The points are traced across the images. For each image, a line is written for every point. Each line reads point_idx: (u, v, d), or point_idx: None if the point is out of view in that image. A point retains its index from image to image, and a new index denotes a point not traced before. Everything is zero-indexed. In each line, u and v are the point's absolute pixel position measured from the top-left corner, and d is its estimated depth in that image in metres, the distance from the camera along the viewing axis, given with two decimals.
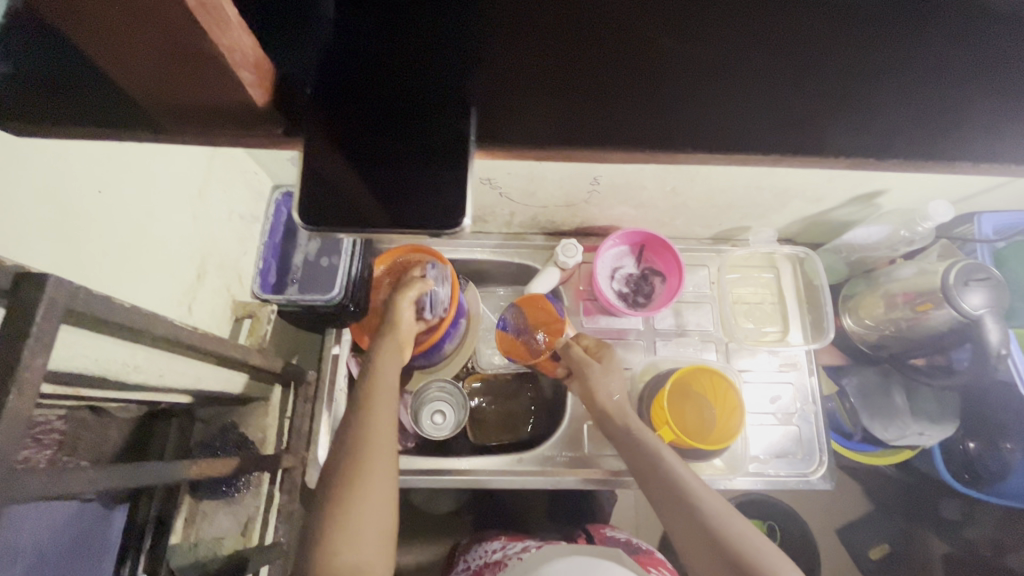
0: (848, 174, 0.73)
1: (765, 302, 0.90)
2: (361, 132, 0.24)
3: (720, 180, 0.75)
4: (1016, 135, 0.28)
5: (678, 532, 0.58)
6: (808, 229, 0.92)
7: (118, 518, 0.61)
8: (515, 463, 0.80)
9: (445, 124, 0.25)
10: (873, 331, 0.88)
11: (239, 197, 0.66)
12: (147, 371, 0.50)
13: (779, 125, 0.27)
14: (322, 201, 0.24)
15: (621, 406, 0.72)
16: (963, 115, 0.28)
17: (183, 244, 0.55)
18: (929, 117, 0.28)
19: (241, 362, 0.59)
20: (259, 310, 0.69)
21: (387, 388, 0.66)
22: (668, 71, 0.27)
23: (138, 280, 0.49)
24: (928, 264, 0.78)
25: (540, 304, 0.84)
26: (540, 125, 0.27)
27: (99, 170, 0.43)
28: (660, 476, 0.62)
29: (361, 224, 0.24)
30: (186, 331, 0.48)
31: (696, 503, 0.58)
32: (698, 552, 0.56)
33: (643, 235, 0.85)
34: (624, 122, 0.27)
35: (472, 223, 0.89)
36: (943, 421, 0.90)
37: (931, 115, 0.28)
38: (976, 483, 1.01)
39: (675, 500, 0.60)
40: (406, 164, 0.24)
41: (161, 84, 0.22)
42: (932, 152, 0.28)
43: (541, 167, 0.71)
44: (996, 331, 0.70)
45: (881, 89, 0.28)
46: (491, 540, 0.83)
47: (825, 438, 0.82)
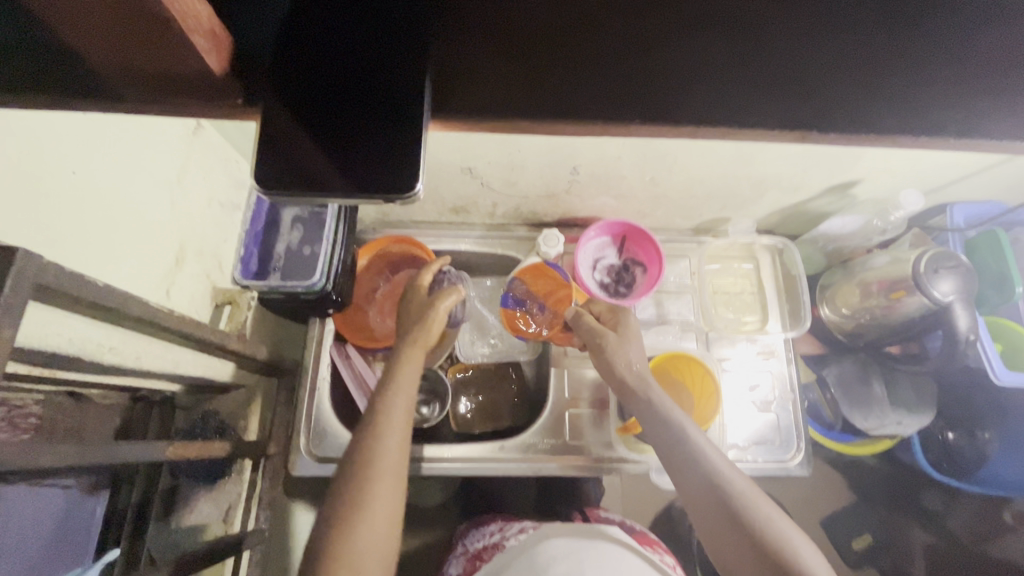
0: (823, 164, 0.75)
1: (744, 292, 0.91)
2: (317, 102, 0.25)
3: (698, 169, 0.76)
4: (959, 111, 0.28)
5: (699, 507, 0.55)
6: (786, 219, 0.93)
7: (99, 504, 0.59)
8: (497, 451, 0.81)
9: (400, 98, 0.26)
10: (850, 320, 0.90)
11: (219, 184, 0.67)
12: (121, 352, 0.50)
13: (732, 100, 0.28)
14: (275, 167, 0.25)
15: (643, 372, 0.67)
16: (910, 90, 0.28)
17: (161, 228, 0.56)
18: (878, 88, 0.28)
19: (219, 346, 0.60)
20: (239, 296, 0.70)
21: (406, 386, 0.62)
22: (622, 39, 0.27)
23: (113, 262, 0.49)
24: (901, 253, 0.80)
25: (547, 276, 0.86)
26: (490, 97, 0.28)
27: (71, 150, 0.44)
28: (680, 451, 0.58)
29: (313, 186, 0.25)
30: (159, 311, 0.48)
31: (719, 480, 0.55)
32: (719, 534, 0.53)
33: (624, 225, 0.86)
34: (572, 94, 0.28)
35: (456, 213, 0.90)
36: (919, 410, 0.92)
37: (880, 86, 0.28)
38: (955, 473, 1.02)
39: (695, 476, 0.56)
40: (359, 134, 0.25)
41: (118, 51, 0.22)
42: (875, 127, 0.28)
43: (521, 156, 0.72)
44: (963, 317, 0.73)
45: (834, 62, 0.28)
46: (488, 526, 0.85)
47: (803, 425, 0.82)
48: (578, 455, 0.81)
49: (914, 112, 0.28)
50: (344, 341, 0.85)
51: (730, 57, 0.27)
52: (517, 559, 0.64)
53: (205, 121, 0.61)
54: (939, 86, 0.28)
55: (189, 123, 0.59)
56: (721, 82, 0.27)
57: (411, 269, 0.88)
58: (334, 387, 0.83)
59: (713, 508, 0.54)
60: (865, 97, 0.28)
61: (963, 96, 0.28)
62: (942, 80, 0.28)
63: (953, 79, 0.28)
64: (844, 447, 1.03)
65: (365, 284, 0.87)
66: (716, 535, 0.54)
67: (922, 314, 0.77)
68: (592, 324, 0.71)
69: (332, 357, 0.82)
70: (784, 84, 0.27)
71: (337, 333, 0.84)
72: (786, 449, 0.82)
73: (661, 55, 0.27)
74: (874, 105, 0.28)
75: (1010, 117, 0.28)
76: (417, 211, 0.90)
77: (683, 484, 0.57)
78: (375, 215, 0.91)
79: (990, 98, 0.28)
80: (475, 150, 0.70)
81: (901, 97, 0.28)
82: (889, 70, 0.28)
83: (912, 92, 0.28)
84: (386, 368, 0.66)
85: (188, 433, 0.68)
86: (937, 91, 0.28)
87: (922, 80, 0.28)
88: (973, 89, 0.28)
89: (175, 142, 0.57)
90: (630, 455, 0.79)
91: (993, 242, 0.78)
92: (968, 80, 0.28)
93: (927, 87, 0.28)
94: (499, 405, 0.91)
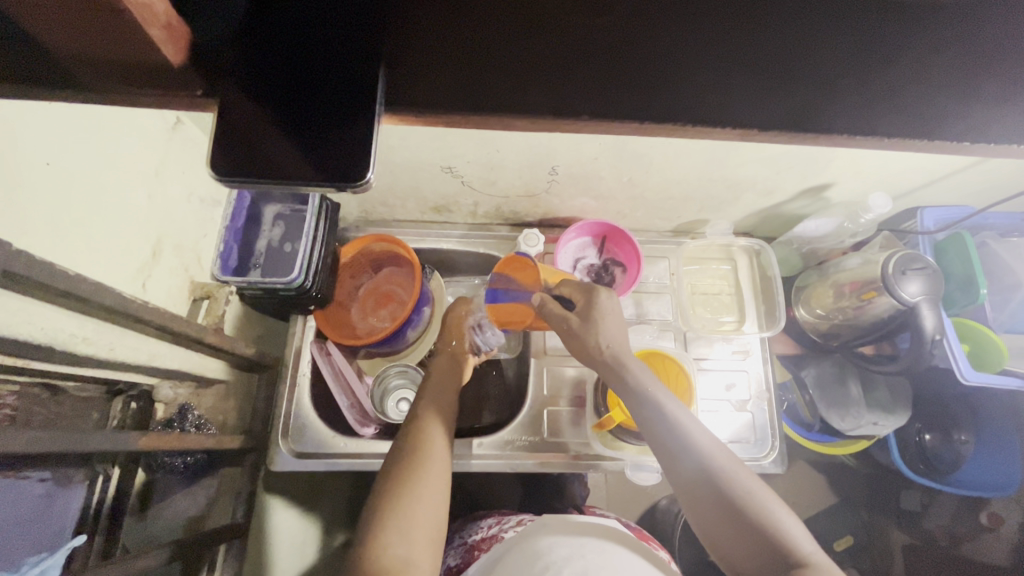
0: (794, 167, 0.76)
1: (722, 293, 0.93)
2: (277, 95, 0.27)
3: (674, 171, 0.78)
4: (908, 104, 0.29)
5: (688, 490, 0.56)
6: (763, 221, 0.95)
7: (77, 494, 0.59)
8: (476, 447, 0.81)
9: (356, 94, 0.27)
10: (825, 320, 0.93)
11: (199, 179, 0.67)
12: (97, 344, 0.52)
13: (678, 97, 0.29)
14: (236, 158, 0.27)
15: (617, 355, 0.65)
16: (865, 85, 0.29)
17: (138, 221, 0.56)
18: (830, 83, 0.29)
19: (194, 340, 0.61)
20: (217, 291, 0.70)
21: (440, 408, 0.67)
22: (567, 26, 0.27)
23: (88, 253, 0.50)
24: (872, 255, 0.82)
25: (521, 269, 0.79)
26: (444, 92, 0.29)
27: (44, 141, 0.44)
28: (669, 434, 0.58)
29: (276, 174, 0.27)
30: (132, 302, 0.49)
31: (707, 462, 0.56)
32: (708, 519, 0.55)
33: (604, 226, 0.88)
34: (524, 90, 0.29)
35: (438, 213, 0.91)
36: (895, 409, 0.93)
37: (829, 81, 0.29)
38: (930, 474, 1.03)
39: (685, 459, 0.57)
40: (320, 128, 0.27)
41: (80, 43, 0.23)
42: (818, 123, 0.30)
43: (500, 156, 0.73)
44: (929, 317, 0.75)
45: (788, 56, 0.28)
46: (485, 518, 0.88)
47: (778, 424, 0.84)
48: (557, 452, 0.82)
49: (855, 108, 0.29)
50: (325, 338, 0.86)
51: (679, 53, 0.28)
52: (513, 549, 0.64)
53: (184, 116, 0.62)
54: (884, 86, 0.29)
55: (166, 114, 0.60)
56: (670, 78, 0.29)
57: (394, 267, 0.90)
58: (315, 382, 0.84)
59: (702, 491, 0.55)
60: (807, 94, 0.29)
61: (905, 97, 0.29)
62: (889, 79, 0.29)
63: (901, 76, 0.28)
64: (823, 447, 1.04)
65: (348, 284, 0.88)
66: (706, 520, 0.55)
67: (891, 314, 0.80)
68: (557, 309, 0.69)
69: (313, 353, 0.83)
70: (730, 81, 0.29)
71: (319, 330, 0.85)
72: (761, 447, 0.83)
73: (619, 47, 0.28)
74: (822, 102, 0.29)
75: (954, 111, 0.29)
76: (400, 210, 0.91)
77: (673, 468, 0.58)
78: (359, 213, 0.92)
79: (936, 98, 0.29)
80: (454, 149, 0.71)
81: (849, 95, 0.29)
82: (827, 68, 0.28)
83: (856, 92, 0.29)
84: (423, 386, 0.70)
85: (165, 425, 0.68)
86: (884, 90, 0.29)
87: (868, 80, 0.29)
88: (917, 82, 0.28)
89: (154, 135, 0.58)
90: (606, 451, 0.79)
91: (960, 245, 0.80)
92: (913, 79, 0.28)
93: (874, 87, 0.29)
94: (480, 403, 0.93)
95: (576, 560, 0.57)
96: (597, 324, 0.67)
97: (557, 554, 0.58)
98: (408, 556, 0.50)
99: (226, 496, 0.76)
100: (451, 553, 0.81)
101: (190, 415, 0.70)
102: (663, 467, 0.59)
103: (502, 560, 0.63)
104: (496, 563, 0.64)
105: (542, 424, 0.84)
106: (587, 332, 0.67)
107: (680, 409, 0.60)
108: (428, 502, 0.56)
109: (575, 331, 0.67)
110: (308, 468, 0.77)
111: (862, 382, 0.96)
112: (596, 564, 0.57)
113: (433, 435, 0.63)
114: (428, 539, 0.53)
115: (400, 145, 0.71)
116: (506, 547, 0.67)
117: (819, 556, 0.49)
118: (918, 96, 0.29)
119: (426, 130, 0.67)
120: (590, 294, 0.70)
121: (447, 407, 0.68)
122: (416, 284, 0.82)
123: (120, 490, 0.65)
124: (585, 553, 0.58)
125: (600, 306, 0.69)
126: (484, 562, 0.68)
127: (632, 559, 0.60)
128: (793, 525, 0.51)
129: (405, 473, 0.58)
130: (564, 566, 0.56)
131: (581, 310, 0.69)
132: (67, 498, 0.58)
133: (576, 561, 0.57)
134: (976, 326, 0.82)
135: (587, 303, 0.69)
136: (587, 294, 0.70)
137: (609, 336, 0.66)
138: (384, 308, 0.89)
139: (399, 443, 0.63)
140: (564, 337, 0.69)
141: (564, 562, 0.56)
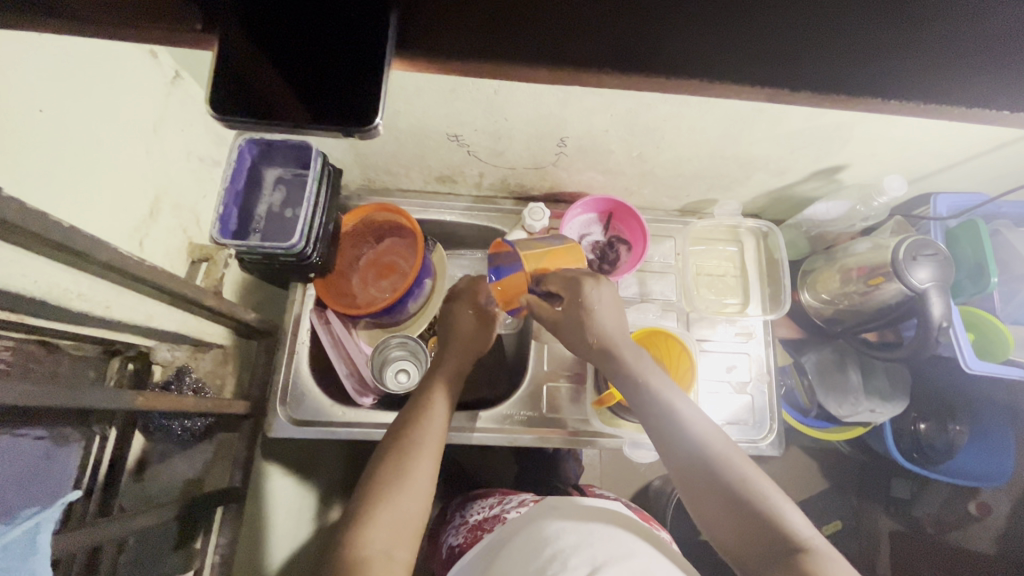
0: (810, 146, 0.74)
1: (727, 274, 0.92)
2: (288, 44, 0.26)
3: (686, 147, 0.76)
4: (949, 78, 0.27)
5: (682, 473, 0.57)
6: (773, 203, 0.94)
7: (72, 453, 0.59)
8: (475, 421, 0.81)
9: (368, 39, 0.26)
10: (828, 305, 0.92)
11: (199, 139, 0.65)
12: (93, 300, 0.51)
13: (715, 41, 0.27)
14: (241, 100, 0.26)
15: (607, 351, 0.65)
16: (907, 58, 0.27)
17: (135, 178, 0.55)
18: (877, 43, 0.26)
19: (193, 302, 0.60)
20: (216, 253, 0.68)
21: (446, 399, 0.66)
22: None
23: (82, 206, 0.48)
24: (882, 240, 0.81)
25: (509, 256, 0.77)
26: (454, 30, 0.26)
27: (38, 86, 0.42)
28: (667, 418, 0.59)
29: (279, 120, 0.27)
30: (131, 261, 0.48)
31: (702, 445, 0.56)
32: (705, 507, 0.54)
33: (610, 202, 0.86)
34: (544, 33, 0.26)
35: (442, 184, 0.90)
36: (894, 398, 0.94)
37: (876, 42, 0.26)
38: (924, 463, 1.03)
39: (682, 442, 0.57)
40: (331, 85, 0.27)
41: None
42: (868, 89, 0.28)
43: (508, 125, 0.71)
44: (938, 303, 0.74)
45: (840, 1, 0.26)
46: (485, 497, 0.88)
47: (777, 408, 0.83)
48: (555, 428, 0.82)
49: (892, 77, 0.27)
50: (323, 307, 0.85)
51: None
52: (518, 534, 0.64)
53: (183, 70, 0.59)
54: (936, 45, 0.26)
55: (148, 49, 0.55)
56: (704, 32, 0.27)
57: (396, 238, 0.89)
58: (314, 351, 0.84)
59: (700, 476, 0.55)
60: (854, 53, 0.27)
61: (957, 67, 0.27)
62: (940, 46, 0.26)
63: (963, 35, 0.26)
64: (822, 433, 1.04)
65: (348, 253, 0.86)
66: (704, 508, 0.54)
67: (899, 301, 0.79)
68: (545, 309, 0.69)
69: (312, 321, 0.83)
70: (768, 35, 0.27)
71: (318, 298, 0.85)
72: (759, 430, 0.83)
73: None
74: (861, 66, 0.27)
75: (995, 87, 0.27)
76: (403, 179, 0.89)
77: (670, 454, 0.58)
78: (361, 181, 0.90)
79: (977, 78, 0.27)
80: (462, 115, 0.69)
81: (892, 60, 0.27)
82: (880, 22, 0.26)
83: (905, 56, 0.27)
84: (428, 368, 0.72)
85: (163, 388, 0.66)
86: (939, 47, 0.26)
87: (919, 44, 0.26)
88: (968, 59, 0.26)
89: (151, 87, 0.55)
90: (605, 429, 0.79)
91: (973, 232, 0.78)
92: (965, 46, 0.26)
93: (928, 44, 0.26)
94: (479, 377, 0.92)
95: (583, 548, 0.57)
96: (588, 317, 0.65)
97: (566, 542, 0.58)
98: (386, 549, 0.51)
99: (224, 461, 0.76)
100: (453, 531, 0.83)
101: (188, 377, 0.69)
102: (659, 452, 0.59)
103: (507, 547, 0.63)
104: (501, 548, 0.65)
105: (541, 400, 0.83)
106: (578, 327, 0.66)
107: (677, 396, 0.61)
108: (422, 483, 0.57)
109: (565, 327, 0.67)
110: (305, 436, 0.78)
111: (862, 369, 0.96)
112: (603, 553, 0.57)
113: (434, 412, 0.64)
114: (408, 536, 0.54)
115: (406, 110, 0.69)
116: (511, 529, 0.67)
117: (819, 540, 0.48)
118: (970, 61, 0.26)
119: (433, 92, 0.64)
120: (577, 288, 0.66)
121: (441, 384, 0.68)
122: (419, 255, 0.82)
123: (117, 451, 0.64)
124: (593, 542, 0.58)
125: (588, 298, 0.65)
126: (489, 544, 0.68)
127: (638, 545, 0.61)
128: (791, 509, 0.51)
129: (391, 466, 0.58)
130: (572, 554, 0.56)
131: (568, 304, 0.67)
132: (63, 458, 0.58)
133: (583, 549, 0.56)
134: (979, 313, 0.82)
135: (574, 301, 0.66)
136: (573, 288, 0.66)
137: (601, 329, 0.65)
138: (385, 279, 0.89)
139: (393, 429, 0.63)
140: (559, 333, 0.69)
141: (571, 550, 0.56)
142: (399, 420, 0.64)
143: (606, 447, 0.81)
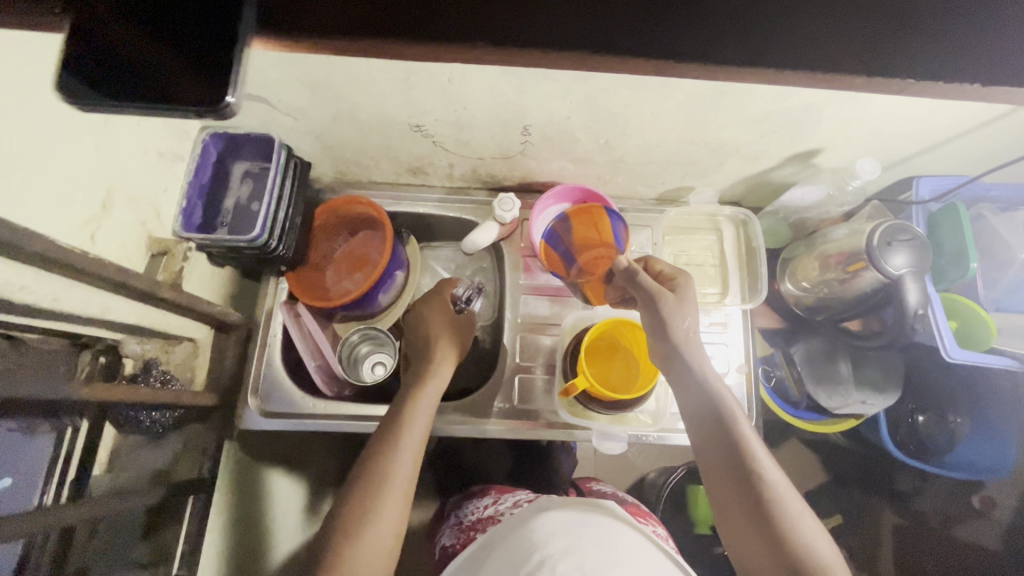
0: (777, 130, 0.72)
1: (705, 263, 0.90)
2: (162, 34, 0.29)
3: (652, 133, 0.74)
4: None
5: (720, 482, 0.57)
6: (751, 190, 0.92)
7: (41, 442, 0.59)
8: (446, 413, 0.81)
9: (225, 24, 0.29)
10: (809, 293, 0.90)
11: (159, 134, 0.66)
12: (41, 293, 0.52)
13: None
14: (105, 84, 0.29)
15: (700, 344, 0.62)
16: None
17: (84, 171, 0.56)
18: None
19: (150, 295, 0.61)
20: (175, 246, 0.69)
21: (426, 411, 0.65)
22: None
23: (27, 200, 0.49)
24: (859, 225, 0.79)
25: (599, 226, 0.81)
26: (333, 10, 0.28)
27: None
28: (717, 425, 0.58)
29: (164, 101, 0.29)
30: (74, 254, 0.49)
31: (734, 433, 0.58)
32: (734, 519, 0.56)
33: (583, 191, 0.85)
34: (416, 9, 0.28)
35: (413, 176, 0.89)
36: (886, 390, 0.90)
37: None
38: (919, 454, 1.01)
39: (720, 433, 0.58)
40: (201, 58, 0.29)
41: None
42: None
43: (469, 113, 0.70)
44: (915, 291, 0.72)
45: None
46: (480, 496, 0.87)
47: (754, 398, 0.82)
48: (529, 419, 0.81)
49: None
50: (295, 300, 0.86)
51: None
52: (511, 536, 0.64)
53: None
54: None
55: None
56: None
57: (370, 232, 0.88)
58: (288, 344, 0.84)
59: (738, 492, 0.56)
60: None
61: None
62: None
63: None
64: (809, 425, 1.01)
65: (322, 246, 0.86)
66: (731, 520, 0.56)
67: (876, 287, 0.78)
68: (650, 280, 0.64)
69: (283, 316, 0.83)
70: None
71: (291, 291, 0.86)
72: None
73: None
74: None
75: None
76: (374, 171, 0.89)
77: (711, 460, 0.59)
78: (333, 174, 0.90)
79: None
80: (420, 104, 0.69)
81: None
82: None
83: None
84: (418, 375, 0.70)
85: (131, 380, 0.66)
86: None
87: None
88: None
89: None
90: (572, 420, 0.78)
91: (953, 216, 0.76)
92: None
93: None
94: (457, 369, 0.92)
95: (571, 554, 0.56)
96: (692, 307, 0.63)
97: (555, 548, 0.57)
98: None
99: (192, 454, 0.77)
100: (449, 532, 0.83)
101: (156, 369, 0.69)
102: (692, 433, 0.61)
103: (500, 550, 0.63)
104: (493, 550, 0.64)
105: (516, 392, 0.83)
106: (678, 312, 0.62)
107: (723, 387, 0.60)
108: (396, 511, 0.57)
109: (664, 307, 0.62)
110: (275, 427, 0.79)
111: (853, 360, 0.92)
112: (592, 559, 0.56)
113: (414, 432, 0.62)
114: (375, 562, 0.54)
115: (364, 100, 0.68)
116: (505, 530, 0.67)
117: None
118: None
119: (388, 81, 0.64)
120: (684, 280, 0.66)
121: (441, 366, 0.71)
122: (387, 249, 0.81)
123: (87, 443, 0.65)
124: (583, 547, 0.57)
125: (687, 293, 0.65)
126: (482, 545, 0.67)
127: (626, 547, 0.60)
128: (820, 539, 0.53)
129: (365, 493, 0.57)
130: (560, 561, 0.55)
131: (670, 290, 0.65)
132: (28, 445, 0.58)
133: (572, 555, 0.56)
134: (959, 299, 0.79)
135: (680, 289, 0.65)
136: (676, 281, 0.67)
137: (695, 323, 0.63)
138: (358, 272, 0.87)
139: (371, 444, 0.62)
140: (645, 311, 0.64)
141: (560, 556, 0.56)
142: (381, 429, 0.63)
143: (581, 438, 0.80)
